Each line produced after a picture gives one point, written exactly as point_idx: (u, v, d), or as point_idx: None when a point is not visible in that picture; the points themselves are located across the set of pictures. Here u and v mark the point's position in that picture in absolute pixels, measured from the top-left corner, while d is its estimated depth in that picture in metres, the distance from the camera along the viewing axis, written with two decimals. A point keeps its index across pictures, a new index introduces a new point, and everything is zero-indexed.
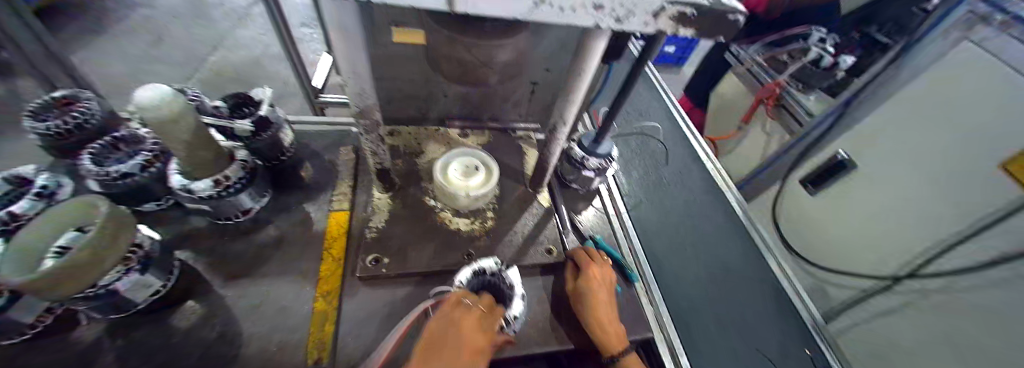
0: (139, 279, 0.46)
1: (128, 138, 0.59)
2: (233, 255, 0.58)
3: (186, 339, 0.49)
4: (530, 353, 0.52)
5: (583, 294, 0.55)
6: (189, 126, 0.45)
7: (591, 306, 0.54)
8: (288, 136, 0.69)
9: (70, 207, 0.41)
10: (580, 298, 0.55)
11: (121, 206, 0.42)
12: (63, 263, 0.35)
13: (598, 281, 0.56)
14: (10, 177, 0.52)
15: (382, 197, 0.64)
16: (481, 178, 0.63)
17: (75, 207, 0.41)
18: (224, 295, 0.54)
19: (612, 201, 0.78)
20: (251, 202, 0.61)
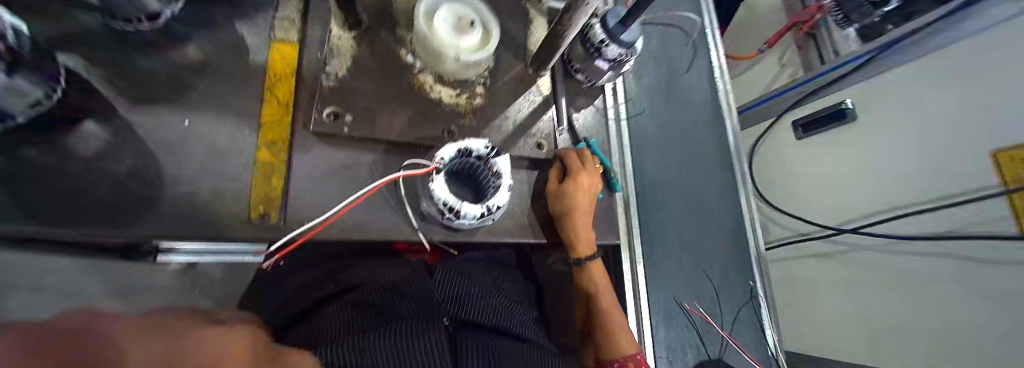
0: (5, 84, 0.31)
1: None
2: (138, 72, 0.43)
3: (94, 168, 0.39)
4: (503, 242, 0.50)
5: (565, 192, 0.52)
6: None
7: (570, 204, 0.52)
8: None
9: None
10: (561, 195, 0.52)
11: None
12: None
13: (585, 189, 0.53)
14: None
15: (344, 36, 0.49)
16: (478, 39, 0.49)
17: None
18: (131, 122, 0.41)
19: (614, 106, 0.70)
20: (157, 7, 0.40)
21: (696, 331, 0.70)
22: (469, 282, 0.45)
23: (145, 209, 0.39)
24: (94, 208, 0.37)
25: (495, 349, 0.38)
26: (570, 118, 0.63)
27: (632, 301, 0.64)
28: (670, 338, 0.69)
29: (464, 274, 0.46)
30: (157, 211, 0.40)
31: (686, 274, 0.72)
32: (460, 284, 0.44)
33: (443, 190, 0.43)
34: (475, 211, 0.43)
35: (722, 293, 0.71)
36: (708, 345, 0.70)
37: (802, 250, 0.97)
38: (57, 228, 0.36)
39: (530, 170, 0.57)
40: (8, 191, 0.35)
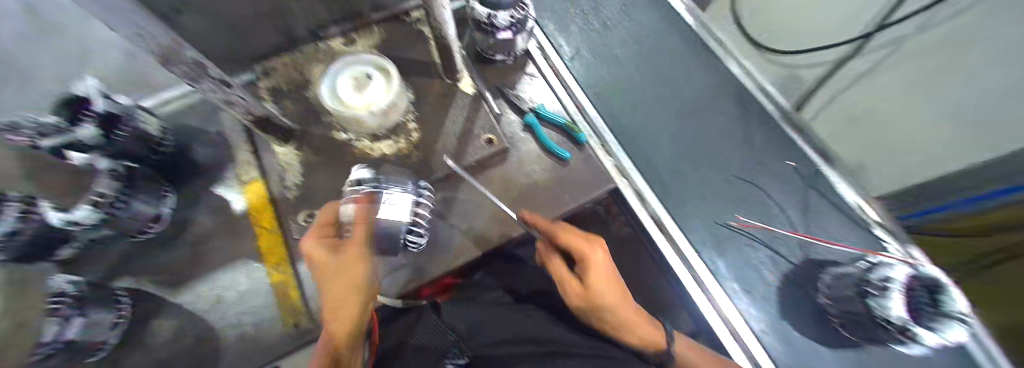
0: (88, 320, 0.44)
1: None
2: (173, 264, 0.55)
3: (175, 347, 0.50)
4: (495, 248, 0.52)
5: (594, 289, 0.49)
6: None
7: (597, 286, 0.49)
8: (151, 120, 0.54)
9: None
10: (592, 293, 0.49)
11: None
12: None
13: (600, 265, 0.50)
14: None
15: (286, 151, 0.55)
16: (380, 88, 0.52)
17: None
18: (182, 303, 0.52)
19: (548, 63, 0.66)
20: (155, 206, 0.53)
21: (761, 245, 0.69)
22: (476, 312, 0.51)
23: (214, 362, 0.49)
24: None
25: (511, 356, 0.43)
26: (508, 98, 0.62)
27: (664, 242, 0.61)
28: (736, 262, 0.67)
29: (477, 304, 0.51)
30: (223, 359, 0.49)
31: (722, 189, 0.72)
32: (473, 317, 0.50)
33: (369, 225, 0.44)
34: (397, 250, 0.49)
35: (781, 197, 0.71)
36: (784, 254, 0.68)
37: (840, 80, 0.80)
38: None
39: (493, 167, 0.57)
40: None
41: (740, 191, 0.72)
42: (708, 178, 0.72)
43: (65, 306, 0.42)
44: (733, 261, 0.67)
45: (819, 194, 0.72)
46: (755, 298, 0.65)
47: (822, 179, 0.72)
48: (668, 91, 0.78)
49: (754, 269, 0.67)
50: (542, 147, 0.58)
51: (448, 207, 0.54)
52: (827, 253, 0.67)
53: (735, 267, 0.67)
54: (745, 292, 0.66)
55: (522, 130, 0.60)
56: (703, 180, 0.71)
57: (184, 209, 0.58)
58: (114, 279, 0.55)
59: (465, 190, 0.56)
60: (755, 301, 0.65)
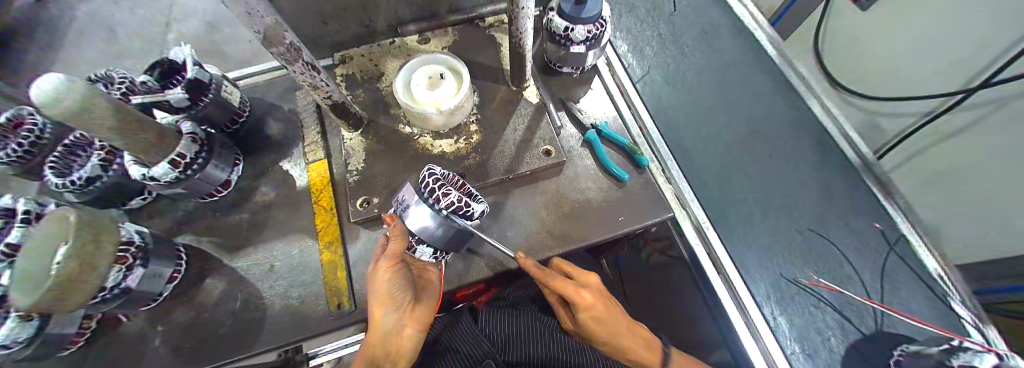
0: (144, 271, 0.48)
1: (78, 142, 0.57)
2: (233, 228, 0.58)
3: (223, 309, 0.52)
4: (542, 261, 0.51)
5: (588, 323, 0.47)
6: (106, 103, 0.40)
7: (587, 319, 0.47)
8: (234, 94, 0.60)
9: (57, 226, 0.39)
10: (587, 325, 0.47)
11: (86, 212, 0.42)
12: (60, 270, 0.37)
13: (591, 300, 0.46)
14: None
15: (353, 137, 0.57)
16: (450, 88, 0.53)
17: (49, 225, 0.39)
18: (235, 267, 0.55)
19: (614, 79, 0.66)
20: (225, 173, 0.57)
21: (830, 307, 0.72)
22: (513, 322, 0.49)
23: (256, 331, 0.50)
24: (227, 340, 0.50)
25: None
26: (571, 112, 0.61)
27: (720, 283, 0.57)
28: (797, 321, 0.72)
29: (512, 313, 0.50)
30: (265, 329, 0.50)
31: (791, 246, 0.78)
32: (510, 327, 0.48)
33: (414, 230, 0.43)
34: (429, 255, 0.47)
35: (857, 261, 0.74)
36: (854, 321, 0.70)
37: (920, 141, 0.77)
38: (209, 364, 0.48)
39: (547, 179, 0.57)
40: (179, 347, 0.50)
41: (812, 251, 0.76)
42: (779, 227, 0.80)
43: (135, 253, 0.47)
44: (797, 322, 0.72)
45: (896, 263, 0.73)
46: (816, 363, 0.68)
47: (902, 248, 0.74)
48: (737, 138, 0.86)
49: (819, 333, 0.70)
50: (599, 166, 0.57)
51: (499, 213, 0.54)
52: (901, 327, 0.67)
53: (795, 326, 0.72)
54: (806, 353, 0.70)
55: (579, 145, 0.59)
56: (773, 230, 0.80)
57: (250, 178, 0.61)
58: (179, 234, 0.58)
59: (516, 198, 0.55)
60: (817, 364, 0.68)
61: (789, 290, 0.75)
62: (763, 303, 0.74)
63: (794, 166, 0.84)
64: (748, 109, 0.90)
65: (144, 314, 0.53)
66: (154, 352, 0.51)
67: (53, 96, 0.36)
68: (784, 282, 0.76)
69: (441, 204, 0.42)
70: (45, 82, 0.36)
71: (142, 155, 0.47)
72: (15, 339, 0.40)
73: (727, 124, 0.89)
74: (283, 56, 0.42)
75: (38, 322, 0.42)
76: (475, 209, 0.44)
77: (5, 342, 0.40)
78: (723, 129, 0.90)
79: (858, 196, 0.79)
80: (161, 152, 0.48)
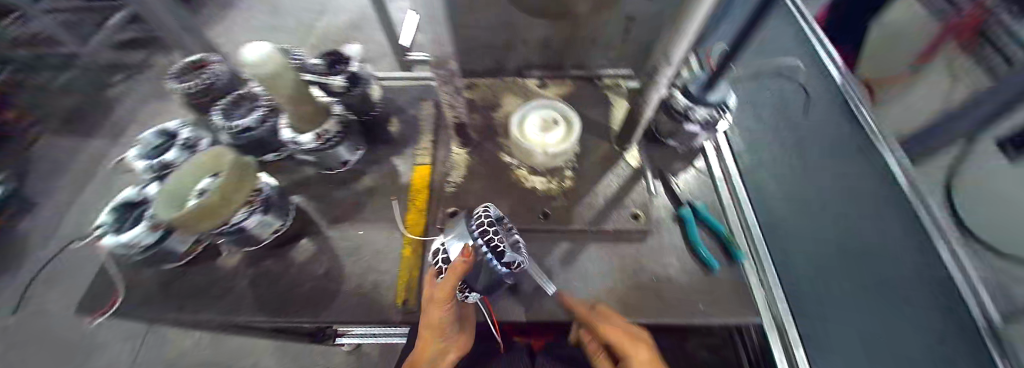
0: (261, 218, 0.57)
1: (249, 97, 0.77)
2: (335, 203, 0.65)
3: (307, 270, 0.57)
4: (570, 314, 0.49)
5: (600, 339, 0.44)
6: (293, 82, 0.50)
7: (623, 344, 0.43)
8: (376, 92, 0.72)
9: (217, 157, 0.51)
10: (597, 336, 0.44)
11: (243, 158, 0.52)
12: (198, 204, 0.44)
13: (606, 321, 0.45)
14: (165, 133, 0.77)
15: (460, 153, 0.63)
16: (560, 134, 0.57)
17: (205, 158, 0.51)
18: (329, 236, 0.61)
19: (722, 163, 0.63)
20: (347, 154, 0.66)
21: None
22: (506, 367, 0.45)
23: (328, 300, 0.54)
24: (305, 299, 0.54)
25: None
26: (666, 184, 0.61)
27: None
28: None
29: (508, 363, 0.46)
30: (334, 302, 0.54)
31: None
32: None
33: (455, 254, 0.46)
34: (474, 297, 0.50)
35: None
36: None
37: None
38: (278, 318, 0.52)
39: (629, 242, 0.55)
40: (260, 293, 0.56)
41: None
42: None
43: (263, 200, 0.57)
44: None
45: None
46: None
47: None
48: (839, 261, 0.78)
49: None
50: (686, 244, 0.55)
51: (573, 262, 0.54)
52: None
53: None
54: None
55: (671, 221, 0.57)
56: None
57: (363, 163, 0.69)
58: (295, 193, 0.68)
59: (592, 252, 0.55)
60: None
61: None
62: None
63: None
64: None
65: (245, 253, 0.61)
66: (239, 290, 0.58)
67: (257, 61, 0.46)
68: None
69: (480, 240, 0.44)
70: (259, 52, 0.46)
71: (297, 122, 0.57)
72: (139, 241, 0.50)
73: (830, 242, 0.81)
74: (439, 78, 0.49)
75: (162, 232, 0.51)
76: (510, 256, 0.43)
77: (134, 239, 0.49)
78: (828, 246, 0.80)
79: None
80: (310, 122, 0.58)
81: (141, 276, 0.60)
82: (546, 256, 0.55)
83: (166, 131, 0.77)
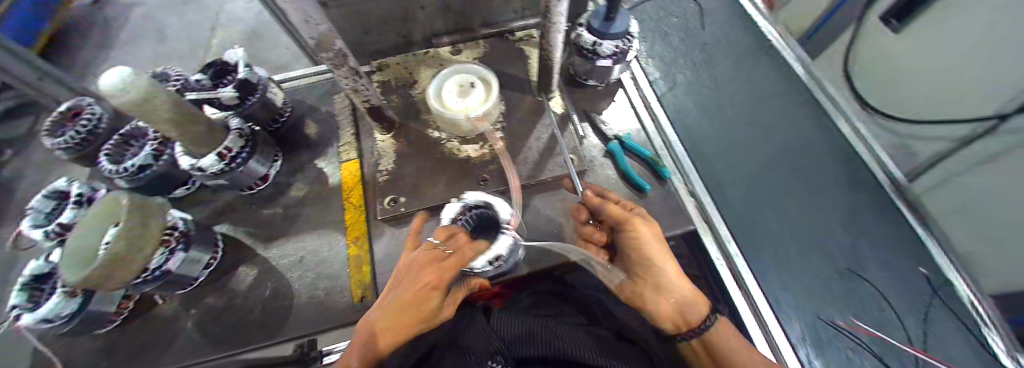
0: (184, 256, 0.51)
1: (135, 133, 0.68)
2: (266, 222, 0.61)
3: (252, 296, 0.54)
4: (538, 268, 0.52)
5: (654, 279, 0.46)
6: (168, 102, 0.45)
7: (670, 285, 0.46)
8: (278, 95, 0.65)
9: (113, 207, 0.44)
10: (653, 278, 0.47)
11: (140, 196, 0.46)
12: (109, 252, 0.40)
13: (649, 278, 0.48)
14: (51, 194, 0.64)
15: (384, 139, 0.60)
16: (479, 95, 0.56)
17: (100, 211, 0.48)
18: (268, 257, 0.57)
19: (640, 94, 0.66)
20: (264, 168, 0.61)
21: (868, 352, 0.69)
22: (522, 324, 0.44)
23: (281, 319, 0.51)
24: (256, 325, 0.52)
25: None
26: (593, 123, 0.63)
27: (747, 310, 0.53)
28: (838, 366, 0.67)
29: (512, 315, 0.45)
30: (289, 318, 0.51)
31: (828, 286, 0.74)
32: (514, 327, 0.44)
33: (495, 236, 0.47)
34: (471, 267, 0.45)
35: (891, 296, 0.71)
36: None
37: (953, 169, 0.80)
38: (232, 350, 0.50)
39: (570, 186, 0.58)
40: (206, 332, 0.53)
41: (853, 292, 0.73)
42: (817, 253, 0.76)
43: (180, 236, 0.51)
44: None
45: (940, 306, 0.70)
46: None
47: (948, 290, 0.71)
48: (761, 156, 0.87)
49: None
50: (620, 175, 0.58)
51: (521, 217, 0.56)
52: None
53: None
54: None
55: (602, 156, 0.60)
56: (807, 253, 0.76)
57: (287, 174, 0.65)
58: (218, 223, 0.62)
59: (537, 204, 0.57)
60: None
61: (822, 332, 0.71)
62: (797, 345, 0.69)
63: (822, 186, 0.82)
64: (780, 138, 0.87)
65: (179, 298, 0.56)
66: (184, 335, 0.53)
67: (118, 88, 0.39)
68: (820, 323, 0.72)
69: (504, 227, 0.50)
70: (110, 78, 0.39)
71: (193, 146, 0.51)
72: (58, 313, 0.44)
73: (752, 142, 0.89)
74: (332, 61, 0.45)
75: (81, 298, 0.46)
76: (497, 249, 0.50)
77: (50, 315, 0.43)
78: (750, 147, 0.88)
79: (893, 234, 0.76)
80: (208, 142, 0.52)
81: (67, 353, 0.54)
82: None
83: (56, 190, 0.64)
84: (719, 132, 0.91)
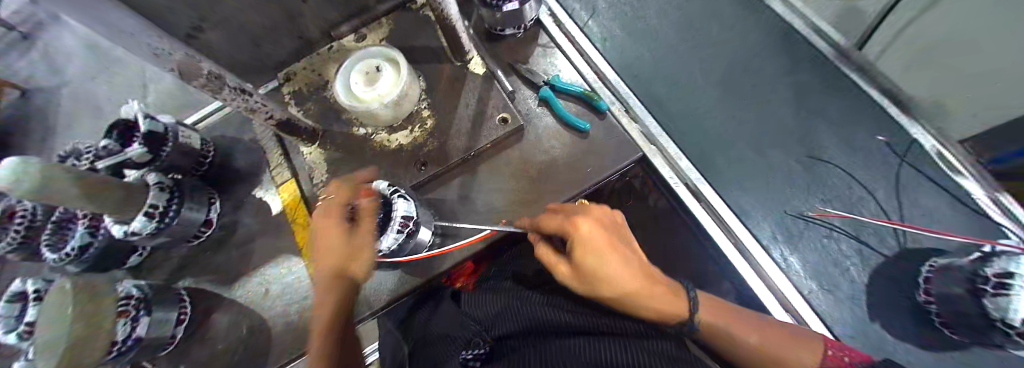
0: (149, 320, 0.50)
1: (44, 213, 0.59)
2: (226, 265, 0.60)
3: (235, 336, 0.56)
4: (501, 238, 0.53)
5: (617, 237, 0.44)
6: (67, 176, 0.42)
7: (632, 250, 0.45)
8: (193, 137, 0.59)
9: (53, 298, 0.40)
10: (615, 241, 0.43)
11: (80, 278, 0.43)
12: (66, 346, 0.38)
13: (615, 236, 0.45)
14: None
15: (311, 151, 0.57)
16: (389, 79, 0.51)
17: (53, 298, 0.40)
18: (237, 297, 0.58)
19: (562, 30, 0.62)
20: (203, 214, 0.58)
21: (847, 237, 0.69)
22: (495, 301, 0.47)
23: (265, 351, 0.53)
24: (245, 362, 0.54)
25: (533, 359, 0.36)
26: (520, 74, 0.59)
27: (709, 219, 0.54)
28: (810, 256, 0.69)
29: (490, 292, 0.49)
30: (273, 347, 0.54)
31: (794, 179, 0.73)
32: (487, 309, 0.47)
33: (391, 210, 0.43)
34: None
35: (853, 169, 0.72)
36: (873, 245, 0.68)
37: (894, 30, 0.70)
38: None
39: (511, 145, 0.55)
40: None
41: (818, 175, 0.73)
42: (776, 144, 0.77)
43: (139, 303, 0.49)
44: (812, 259, 0.69)
45: (909, 170, 0.70)
46: (837, 298, 0.66)
47: (912, 152, 0.71)
48: (709, 62, 0.84)
49: (837, 266, 0.68)
50: (558, 121, 0.56)
51: (470, 192, 0.54)
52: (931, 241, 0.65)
53: (809, 263, 0.69)
54: (824, 289, 0.67)
55: (537, 106, 0.57)
56: (767, 147, 0.77)
57: (231, 213, 0.63)
58: (179, 278, 0.61)
59: (483, 173, 0.55)
60: (837, 300, 0.66)
61: (795, 226, 0.71)
62: (770, 245, 0.71)
63: (772, 75, 0.81)
64: (724, 40, 0.84)
65: (164, 358, 0.56)
66: None
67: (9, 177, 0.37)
68: (791, 220, 0.72)
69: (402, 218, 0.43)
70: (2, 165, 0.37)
71: (115, 212, 0.48)
72: None
73: (698, 49, 0.86)
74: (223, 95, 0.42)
75: None
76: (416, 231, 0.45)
77: None
78: (697, 55, 0.85)
79: (849, 107, 0.76)
80: (133, 205, 0.49)
81: None
82: (443, 201, 0.54)
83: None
84: (663, 47, 0.88)
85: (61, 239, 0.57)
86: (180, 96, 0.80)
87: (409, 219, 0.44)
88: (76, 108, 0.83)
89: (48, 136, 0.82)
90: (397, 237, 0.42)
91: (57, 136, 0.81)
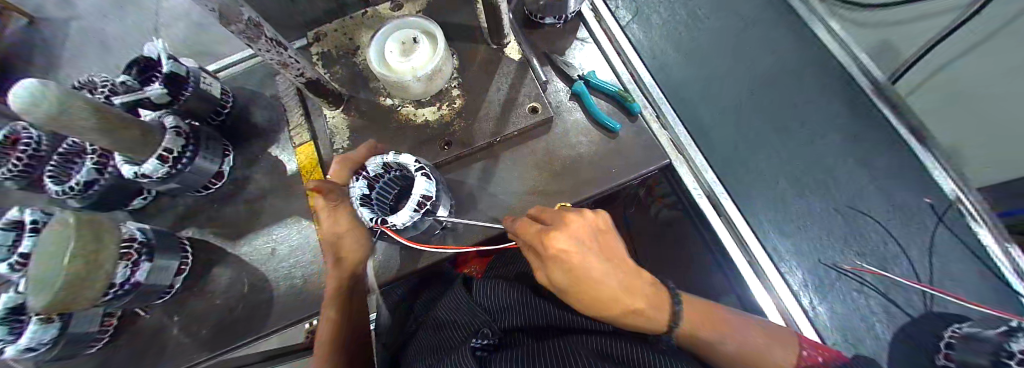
0: (150, 265, 0.49)
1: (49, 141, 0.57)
2: (233, 221, 0.59)
3: (235, 293, 0.55)
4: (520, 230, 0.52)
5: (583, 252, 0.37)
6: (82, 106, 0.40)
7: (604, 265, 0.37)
8: (213, 85, 0.58)
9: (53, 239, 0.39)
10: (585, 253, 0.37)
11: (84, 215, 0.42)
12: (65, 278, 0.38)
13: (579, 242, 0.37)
14: None
15: (334, 116, 0.56)
16: (425, 51, 0.49)
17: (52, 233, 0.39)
18: (240, 254, 0.57)
19: (602, 26, 0.62)
20: (216, 165, 0.57)
21: (870, 290, 0.70)
22: (510, 294, 0.45)
23: (265, 312, 0.53)
24: (243, 321, 0.53)
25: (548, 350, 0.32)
26: (555, 65, 0.59)
27: (729, 238, 0.55)
28: (835, 307, 0.69)
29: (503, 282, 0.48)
30: (273, 310, 0.53)
31: (825, 225, 0.74)
32: (501, 301, 0.45)
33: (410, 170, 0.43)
34: (367, 215, 0.41)
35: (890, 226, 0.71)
36: (899, 304, 0.68)
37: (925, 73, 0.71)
38: (227, 347, 0.52)
39: (537, 136, 0.55)
40: (196, 333, 0.54)
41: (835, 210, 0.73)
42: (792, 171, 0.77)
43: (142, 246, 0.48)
44: (835, 309, 0.69)
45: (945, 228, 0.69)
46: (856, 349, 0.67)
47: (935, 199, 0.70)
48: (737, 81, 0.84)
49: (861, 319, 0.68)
50: (588, 117, 0.55)
51: (490, 178, 0.53)
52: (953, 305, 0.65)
53: (834, 314, 0.69)
54: (847, 342, 0.67)
55: (569, 100, 0.57)
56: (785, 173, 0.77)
57: (242, 168, 0.62)
58: (182, 228, 0.60)
59: (507, 160, 0.54)
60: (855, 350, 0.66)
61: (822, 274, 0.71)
62: (799, 290, 0.71)
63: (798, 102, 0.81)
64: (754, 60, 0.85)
65: (159, 307, 0.55)
66: (173, 341, 0.54)
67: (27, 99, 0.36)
68: (819, 265, 0.72)
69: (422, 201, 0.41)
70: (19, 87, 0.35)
71: (127, 151, 0.47)
72: (40, 340, 0.43)
73: (728, 66, 0.86)
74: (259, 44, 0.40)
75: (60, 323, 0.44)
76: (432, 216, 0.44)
77: (31, 343, 0.42)
78: (726, 72, 0.85)
79: (869, 144, 0.76)
80: (144, 146, 0.48)
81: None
82: (463, 182, 0.54)
83: None
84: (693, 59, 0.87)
85: (65, 172, 0.55)
86: (201, 44, 0.79)
87: (427, 199, 0.42)
88: (86, 39, 0.80)
89: (49, 63, 0.79)
90: (413, 216, 0.41)
91: (67, 67, 0.79)
